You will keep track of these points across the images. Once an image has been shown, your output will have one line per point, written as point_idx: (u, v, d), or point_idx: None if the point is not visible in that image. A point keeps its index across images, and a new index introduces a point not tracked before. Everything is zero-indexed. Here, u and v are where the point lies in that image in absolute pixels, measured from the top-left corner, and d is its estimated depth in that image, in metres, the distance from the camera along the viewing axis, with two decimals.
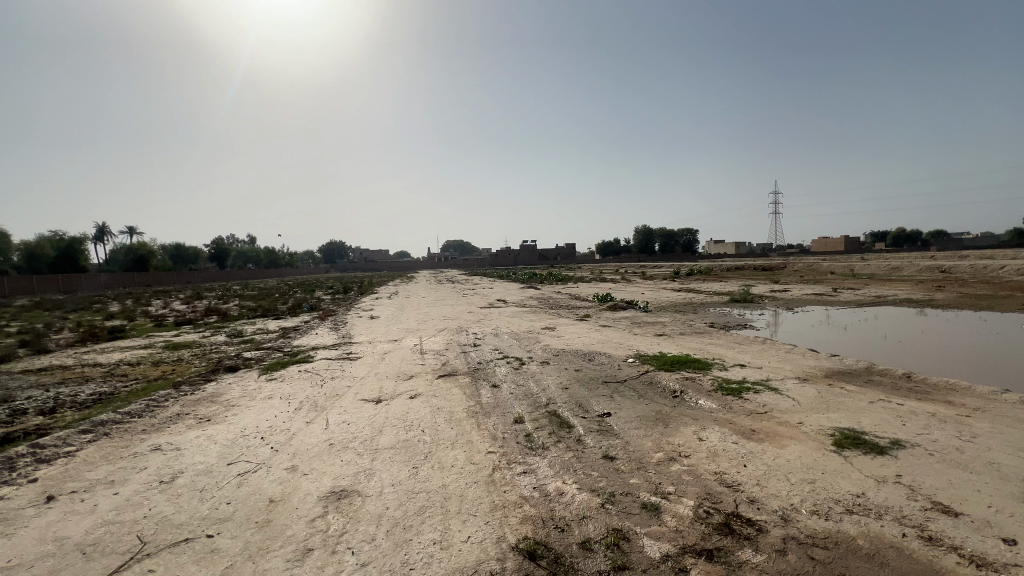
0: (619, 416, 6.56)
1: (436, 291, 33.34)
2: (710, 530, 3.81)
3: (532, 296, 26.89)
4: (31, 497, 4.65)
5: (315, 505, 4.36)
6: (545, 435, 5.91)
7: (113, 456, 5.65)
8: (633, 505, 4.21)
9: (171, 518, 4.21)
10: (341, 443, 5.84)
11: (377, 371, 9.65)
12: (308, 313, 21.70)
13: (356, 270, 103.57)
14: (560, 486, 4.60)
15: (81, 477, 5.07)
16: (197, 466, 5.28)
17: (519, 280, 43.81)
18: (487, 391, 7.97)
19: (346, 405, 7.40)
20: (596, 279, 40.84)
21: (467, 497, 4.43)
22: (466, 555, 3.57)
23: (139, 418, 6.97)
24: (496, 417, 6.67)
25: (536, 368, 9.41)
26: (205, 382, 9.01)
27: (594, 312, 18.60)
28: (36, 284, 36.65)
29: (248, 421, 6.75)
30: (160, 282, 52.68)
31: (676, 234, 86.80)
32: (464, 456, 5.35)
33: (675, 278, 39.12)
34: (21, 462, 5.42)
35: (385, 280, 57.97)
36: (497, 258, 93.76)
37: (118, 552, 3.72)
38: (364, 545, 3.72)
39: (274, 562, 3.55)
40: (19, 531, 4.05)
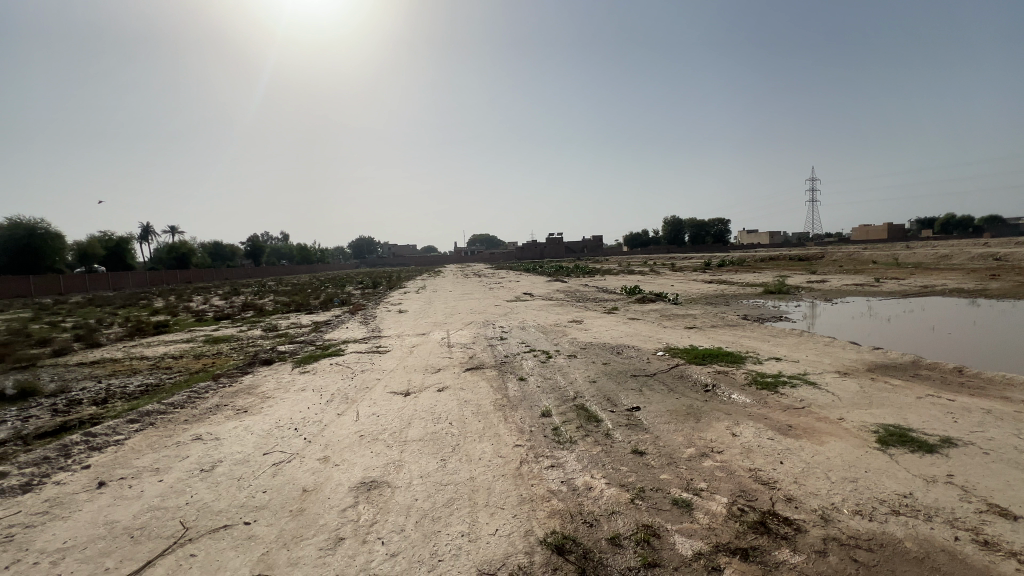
0: (648, 410, 6.45)
1: (461, 286, 33.40)
2: (744, 528, 3.69)
3: (558, 290, 26.61)
4: (84, 483, 4.92)
5: (347, 495, 4.45)
6: (573, 429, 5.85)
7: (158, 445, 5.91)
8: (664, 501, 4.12)
9: (211, 505, 4.37)
10: (371, 435, 5.94)
11: (406, 364, 9.77)
12: (338, 308, 22.15)
13: (385, 265, 105.74)
14: (588, 480, 4.56)
15: (129, 465, 5.33)
16: (235, 455, 5.48)
17: (545, 273, 43.81)
18: (513, 384, 7.95)
19: (375, 398, 7.53)
20: (624, 272, 40.06)
21: (495, 490, 4.43)
22: (494, 547, 3.57)
23: (182, 408, 7.29)
24: (523, 410, 6.66)
25: (563, 362, 9.33)
26: (241, 375, 9.34)
27: (621, 306, 18.29)
28: (87, 282, 38.69)
29: (283, 412, 6.96)
30: (201, 278, 55.04)
31: (707, 224, 84.68)
32: (492, 449, 5.36)
33: (707, 269, 38.20)
34: (74, 450, 5.74)
35: (413, 275, 58.73)
36: (524, 252, 93.70)
37: (162, 536, 3.88)
38: (393, 535, 3.77)
39: (307, 550, 3.64)
40: (74, 515, 4.28)
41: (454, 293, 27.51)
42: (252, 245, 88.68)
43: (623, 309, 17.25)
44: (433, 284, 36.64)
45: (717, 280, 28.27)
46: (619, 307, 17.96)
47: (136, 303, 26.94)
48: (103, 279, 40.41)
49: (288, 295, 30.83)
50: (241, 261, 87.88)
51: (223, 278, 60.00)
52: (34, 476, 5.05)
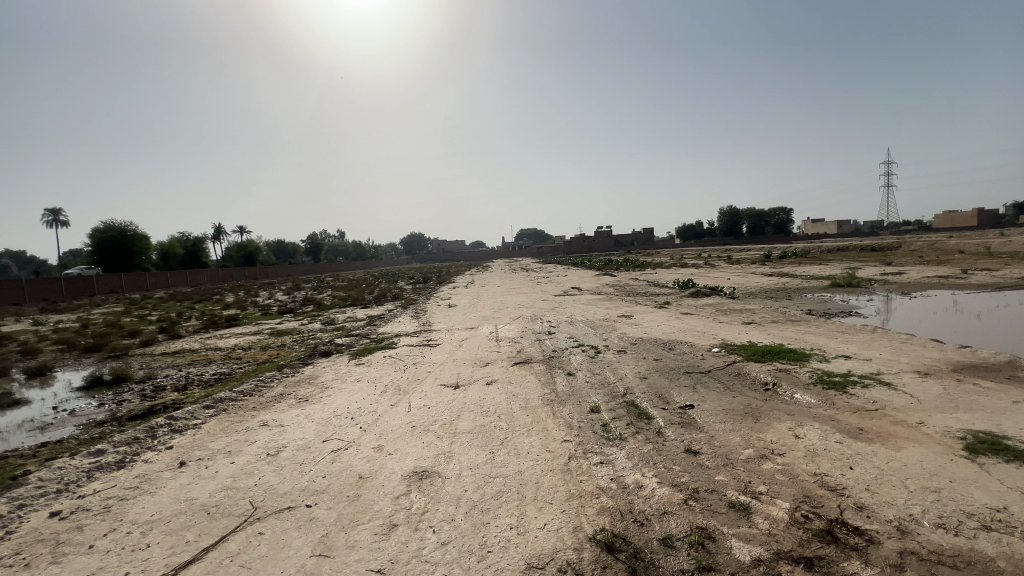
0: (703, 408, 6.22)
1: (509, 280, 33.59)
2: (808, 536, 3.47)
3: (607, 284, 26.12)
4: (168, 462, 5.39)
5: (400, 483, 4.60)
6: (623, 426, 5.73)
7: (230, 429, 6.38)
8: (719, 503, 3.95)
9: (276, 487, 4.66)
10: (422, 427, 6.10)
11: (455, 358, 9.96)
12: (390, 302, 22.90)
13: (435, 261, 108.32)
14: (639, 479, 4.45)
15: (206, 447, 5.79)
16: (298, 441, 5.81)
17: (595, 266, 43.25)
18: (562, 379, 7.91)
19: (426, 390, 7.74)
20: (676, 265, 38.72)
21: (544, 485, 4.42)
22: (542, 542, 3.57)
23: (250, 396, 7.83)
24: (572, 405, 6.61)
25: (612, 358, 9.16)
26: (303, 366, 9.88)
27: (674, 300, 17.70)
28: (169, 279, 42.29)
29: (340, 402, 7.31)
30: (266, 275, 58.73)
31: (767, 214, 80.31)
32: (540, 444, 5.36)
33: (767, 262, 36.24)
34: (159, 431, 6.30)
35: (462, 270, 59.73)
36: (572, 246, 92.64)
37: (234, 514, 4.19)
38: (444, 525, 3.86)
39: (363, 534, 3.79)
40: (159, 490, 4.71)
41: (502, 288, 27.62)
42: (311, 242, 93.42)
43: (676, 303, 16.69)
44: (482, 279, 37.07)
45: (779, 273, 26.67)
46: (671, 301, 17.39)
47: (211, 298, 29.18)
48: (182, 276, 44.04)
49: (344, 290, 32.18)
50: (302, 258, 92.86)
51: (287, 275, 63.76)
52: (127, 454, 5.59)
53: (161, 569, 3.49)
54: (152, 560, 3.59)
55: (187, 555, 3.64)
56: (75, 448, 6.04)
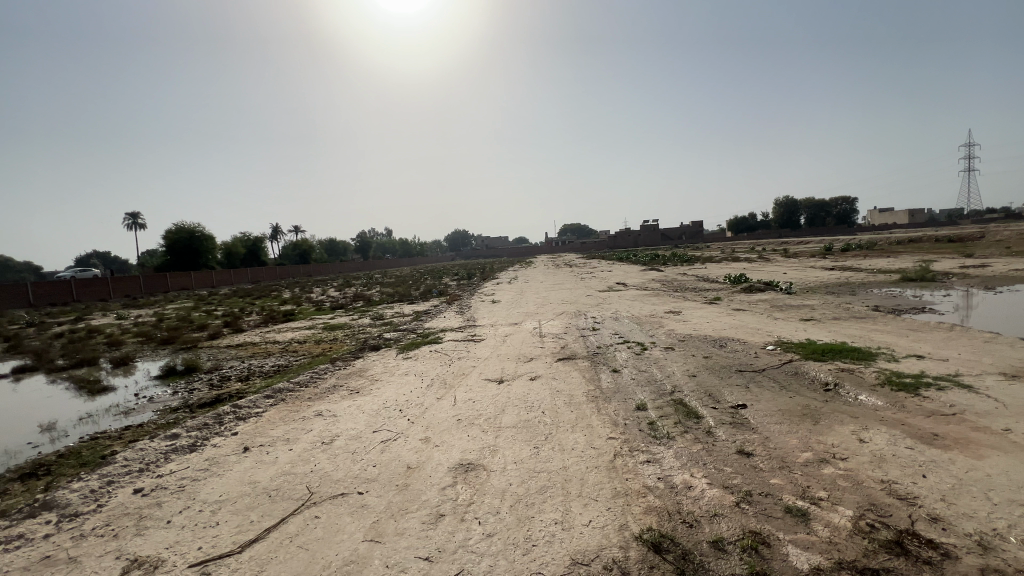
0: (756, 408, 5.95)
1: (552, 276, 33.47)
2: (874, 547, 3.25)
3: (653, 279, 25.46)
4: (234, 447, 5.78)
5: (446, 475, 4.71)
6: (671, 425, 5.58)
7: (289, 418, 6.75)
8: (775, 508, 3.77)
9: (330, 474, 4.88)
10: (467, 420, 6.21)
11: (499, 353, 10.03)
12: (436, 298, 23.38)
13: (478, 257, 109.74)
14: (688, 479, 4.33)
15: (267, 434, 6.15)
16: (350, 431, 6.06)
17: (641, 261, 42.37)
18: (607, 376, 7.81)
19: (471, 384, 7.87)
20: (728, 259, 37.21)
21: (589, 481, 4.39)
22: (587, 538, 3.55)
23: (306, 386, 8.26)
24: (617, 402, 6.51)
25: (659, 355, 8.94)
26: (354, 359, 10.30)
27: (725, 296, 16.98)
28: (232, 276, 45.15)
29: (389, 394, 7.56)
30: (320, 272, 61.53)
31: (829, 204, 75.57)
32: (584, 440, 5.31)
33: (829, 255, 34.09)
34: (226, 418, 6.76)
35: (506, 265, 60.06)
36: (617, 241, 90.96)
37: (293, 498, 4.43)
38: (489, 517, 3.91)
39: (411, 522, 3.91)
40: (226, 473, 5.06)
41: (545, 283, 27.52)
42: (361, 240, 97.13)
43: (727, 299, 16.02)
44: (525, 275, 37.10)
45: (841, 267, 25.01)
46: (722, 297, 16.71)
47: (270, 294, 30.97)
48: (244, 273, 46.91)
49: (391, 286, 33.19)
50: (352, 256, 96.69)
51: (338, 272, 66.53)
52: (198, 438, 6.05)
53: (228, 545, 3.75)
54: (221, 537, 3.87)
55: (251, 535, 3.89)
56: (154, 431, 6.59)
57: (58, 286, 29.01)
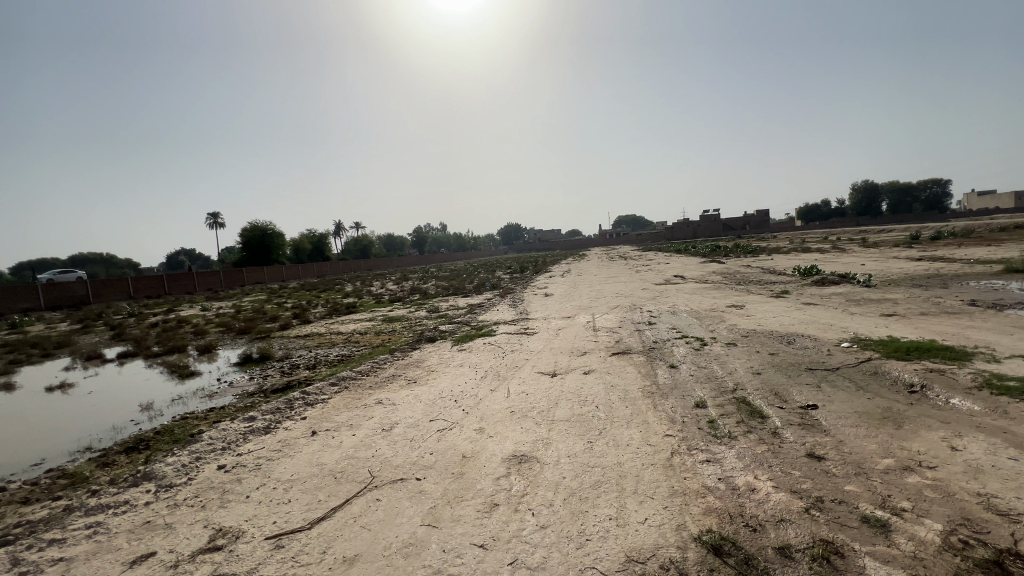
0: (829, 409, 5.55)
1: (606, 269, 32.86)
2: (968, 565, 2.95)
3: (714, 272, 24.32)
4: (303, 430, 6.19)
5: (500, 465, 4.78)
6: (732, 424, 5.33)
7: (352, 404, 7.13)
8: (850, 516, 3.51)
9: (390, 460, 5.10)
10: (520, 412, 6.26)
11: (552, 346, 10.01)
12: (489, 292, 23.65)
13: (531, 250, 110.30)
14: (751, 481, 4.12)
15: (333, 419, 6.53)
16: (408, 419, 6.30)
17: (702, 253, 40.56)
18: (663, 371, 7.59)
19: (524, 376, 7.93)
20: (798, 249, 34.81)
21: (645, 479, 4.29)
22: (643, 536, 3.48)
23: (367, 375, 8.67)
24: (674, 399, 6.31)
25: (720, 351, 8.55)
26: (412, 350, 10.67)
27: (793, 290, 15.92)
28: (300, 270, 48.07)
29: (445, 385, 7.78)
30: (379, 266, 64.10)
31: (916, 188, 68.69)
32: (640, 436, 5.20)
33: (918, 244, 30.94)
34: (296, 403, 7.25)
35: (558, 258, 59.55)
36: (674, 232, 87.61)
37: (356, 481, 4.68)
38: (542, 509, 3.93)
39: (467, 510, 4.01)
40: (297, 454, 5.43)
41: (599, 277, 26.99)
42: (417, 236, 100.16)
43: (796, 293, 15.01)
44: (579, 268, 36.68)
45: (931, 257, 22.68)
46: (790, 291, 15.67)
47: (334, 288, 32.67)
48: (311, 268, 49.80)
49: (446, 279, 33.93)
50: (408, 251, 100.04)
51: (397, 266, 68.99)
52: (272, 421, 6.53)
53: (299, 522, 4.02)
54: (293, 514, 4.15)
55: (319, 513, 4.15)
56: (234, 413, 7.19)
57: (153, 281, 32.17)
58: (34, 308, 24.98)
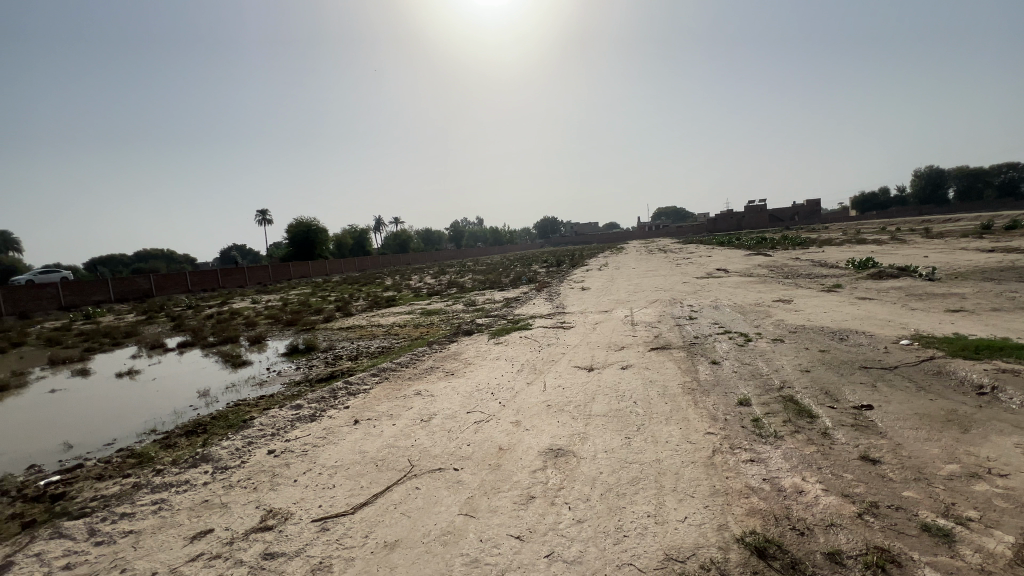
0: (885, 410, 5.24)
1: (644, 262, 32.17)
2: None
3: (760, 265, 23.34)
4: (346, 419, 6.41)
5: (536, 458, 4.79)
6: (778, 423, 5.12)
7: (392, 395, 7.33)
8: (908, 524, 3.31)
9: (428, 450, 5.21)
10: (557, 406, 6.25)
11: (589, 340, 9.91)
12: (525, 285, 23.65)
13: (567, 243, 109.42)
14: (798, 483, 3.96)
15: (374, 409, 6.74)
16: (446, 410, 6.41)
17: (747, 245, 38.98)
18: (705, 367, 7.37)
19: (561, 370, 7.90)
20: (852, 241, 32.84)
21: (684, 476, 4.20)
22: (682, 535, 3.40)
23: (406, 367, 8.88)
24: (716, 396, 6.12)
25: (766, 347, 8.21)
26: (449, 342, 10.84)
27: (846, 283, 15.05)
28: (343, 264, 49.67)
29: (482, 377, 7.87)
30: (418, 260, 65.36)
31: (988, 173, 63.28)
32: (680, 433, 5.08)
33: (990, 234, 28.50)
34: (340, 392, 7.53)
35: (595, 252, 58.78)
36: (717, 224, 84.55)
37: (396, 469, 4.81)
38: (579, 503, 3.91)
39: (504, 501, 4.05)
40: (340, 442, 5.64)
41: (637, 270, 26.43)
42: (454, 229, 101.31)
43: (850, 287, 14.19)
44: (616, 261, 36.11)
45: (1005, 248, 20.86)
46: (843, 284, 14.84)
47: (374, 281, 33.57)
48: (352, 262, 51.33)
49: (482, 274, 34.15)
50: (445, 245, 101.44)
51: (434, 260, 70.07)
52: (318, 409, 6.81)
53: (343, 506, 4.18)
54: (337, 499, 4.32)
55: (362, 499, 4.30)
56: (282, 401, 7.54)
57: (209, 276, 34.10)
58: (105, 300, 27.01)
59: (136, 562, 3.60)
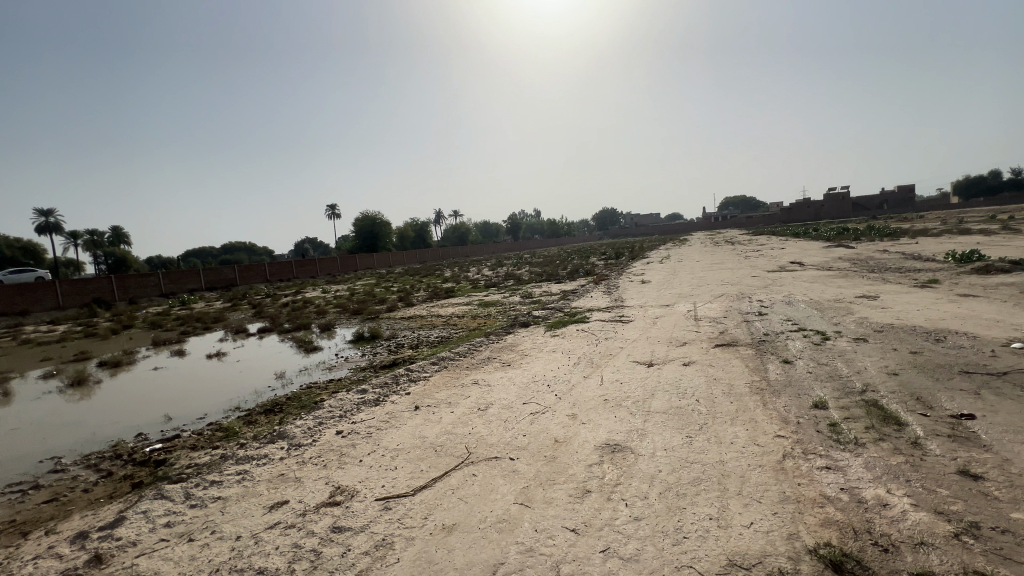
0: (990, 421, 4.67)
1: (710, 255, 30.63)
2: None
3: (841, 258, 21.50)
4: (408, 404, 6.67)
5: (592, 453, 4.74)
6: (859, 429, 4.72)
7: (451, 383, 7.54)
8: (1017, 550, 2.94)
9: (485, 439, 5.30)
10: (614, 401, 6.14)
11: (649, 335, 9.62)
12: (582, 278, 23.30)
13: (626, 235, 106.74)
14: (882, 495, 3.63)
15: (434, 396, 6.96)
16: (502, 400, 6.49)
17: (826, 236, 35.97)
18: (775, 366, 6.94)
19: (619, 365, 7.75)
20: (954, 231, 29.29)
21: (751, 480, 3.98)
22: (747, 541, 3.23)
23: (464, 357, 9.08)
24: (788, 397, 5.74)
25: (846, 347, 7.58)
26: (506, 334, 10.95)
27: (944, 279, 13.50)
28: (405, 255, 51.57)
29: (538, 369, 7.89)
30: (475, 252, 66.42)
31: None
32: (746, 435, 4.82)
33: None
34: (402, 379, 7.86)
35: (656, 244, 56.70)
36: (792, 214, 78.69)
37: (454, 456, 4.94)
38: (637, 500, 3.83)
39: (559, 493, 4.05)
40: (402, 426, 5.88)
41: (701, 263, 25.28)
42: (512, 221, 101.71)
43: (948, 282, 12.73)
44: (679, 254, 34.63)
45: None
46: (940, 280, 13.37)
47: (435, 273, 34.53)
48: (414, 255, 53.13)
49: (539, 266, 34.05)
50: (503, 237, 102.30)
51: (492, 252, 70.91)
52: (381, 394, 7.15)
53: (404, 488, 4.36)
54: (398, 480, 4.51)
55: (421, 481, 4.46)
56: (349, 385, 8.01)
57: (285, 266, 36.68)
58: (197, 288, 29.85)
59: (223, 525, 3.97)
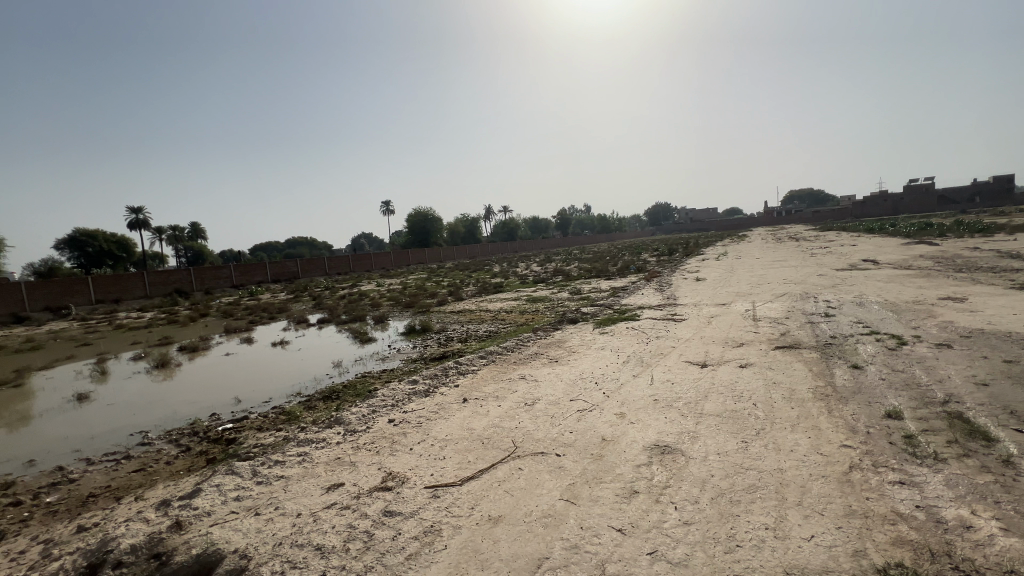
0: None
1: (771, 252, 28.92)
2: None
3: (923, 255, 19.67)
4: (456, 397, 6.81)
5: (641, 453, 4.64)
6: (940, 443, 4.32)
7: (498, 377, 7.62)
8: None
9: (531, 434, 5.32)
10: (664, 401, 5.97)
11: (703, 335, 9.26)
12: (633, 275, 22.74)
13: (680, 230, 103.02)
14: (965, 516, 3.31)
15: (481, 389, 7.06)
16: (549, 396, 6.49)
17: (907, 232, 32.92)
18: (843, 371, 6.48)
19: (670, 364, 7.52)
20: None
21: (814, 490, 3.75)
22: (807, 554, 3.06)
23: (511, 351, 9.14)
24: (857, 405, 5.35)
25: (927, 353, 6.93)
26: (554, 330, 10.90)
27: None
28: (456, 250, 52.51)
29: (585, 366, 7.81)
30: (524, 247, 66.47)
31: None
32: (808, 443, 4.54)
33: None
34: (450, 371, 8.05)
35: (712, 240, 54.25)
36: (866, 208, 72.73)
37: (500, 449, 4.99)
38: (687, 504, 3.72)
39: (606, 492, 4.00)
40: (450, 418, 6.01)
41: (762, 260, 23.93)
42: (561, 217, 100.89)
43: None
44: (737, 250, 32.97)
45: None
46: None
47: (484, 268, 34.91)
48: (464, 250, 53.94)
49: (590, 262, 33.60)
50: (551, 233, 101.74)
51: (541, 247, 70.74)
52: (431, 385, 7.35)
53: (452, 478, 4.46)
54: (446, 470, 4.62)
55: (469, 472, 4.55)
56: (401, 375, 8.31)
57: (342, 260, 38.38)
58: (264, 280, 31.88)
59: (285, 501, 4.25)
